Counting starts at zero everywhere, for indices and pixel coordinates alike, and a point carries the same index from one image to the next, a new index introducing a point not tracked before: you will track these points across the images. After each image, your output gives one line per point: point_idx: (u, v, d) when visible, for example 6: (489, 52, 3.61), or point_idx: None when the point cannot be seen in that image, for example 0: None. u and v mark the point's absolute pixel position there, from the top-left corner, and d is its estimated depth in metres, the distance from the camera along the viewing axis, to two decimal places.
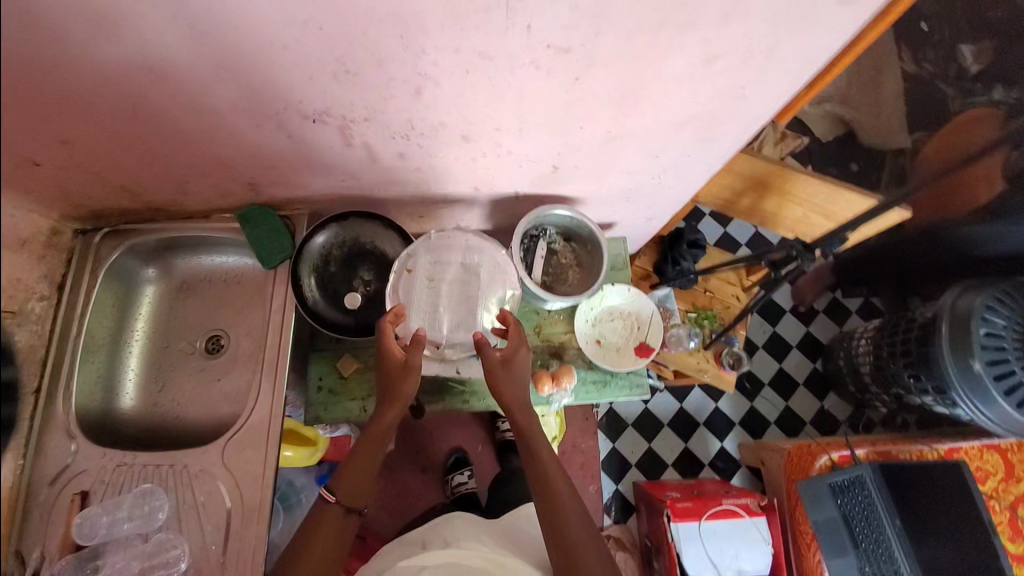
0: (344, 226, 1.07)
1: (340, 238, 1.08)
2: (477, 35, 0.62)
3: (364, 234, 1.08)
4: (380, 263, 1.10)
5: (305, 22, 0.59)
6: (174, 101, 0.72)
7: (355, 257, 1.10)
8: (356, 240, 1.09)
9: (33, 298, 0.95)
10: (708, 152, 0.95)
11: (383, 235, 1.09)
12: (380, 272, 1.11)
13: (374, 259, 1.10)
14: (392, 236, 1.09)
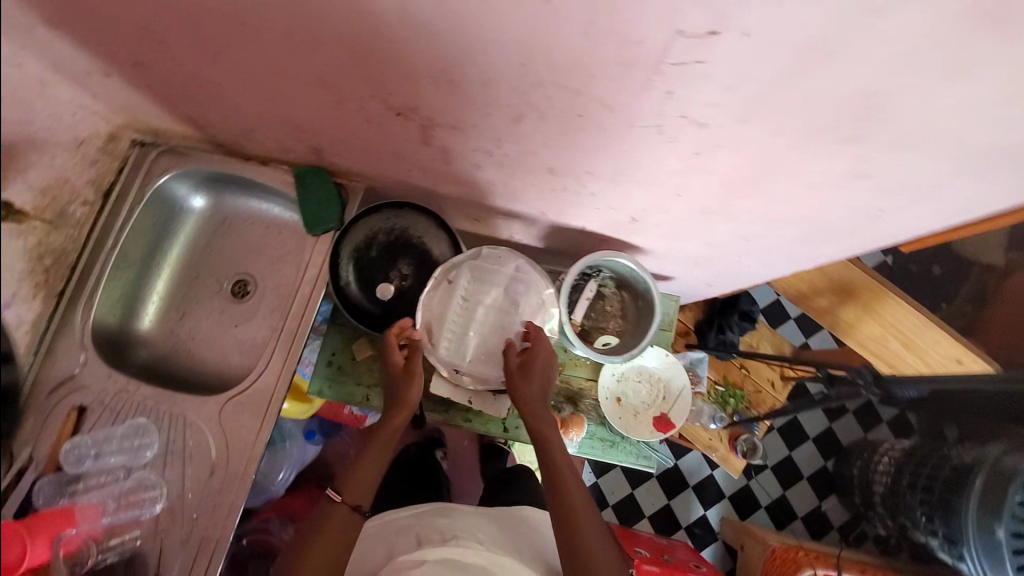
0: (396, 214, 1.02)
1: (388, 223, 1.03)
2: (607, 87, 0.53)
3: (414, 227, 1.03)
4: (421, 260, 1.04)
5: (420, 25, 0.51)
6: (258, 57, 0.65)
7: (398, 247, 1.04)
8: (404, 231, 1.03)
9: (76, 202, 0.93)
10: (806, 252, 0.85)
11: (433, 234, 1.03)
12: (420, 269, 1.04)
13: (417, 255, 1.04)
14: (442, 237, 1.03)
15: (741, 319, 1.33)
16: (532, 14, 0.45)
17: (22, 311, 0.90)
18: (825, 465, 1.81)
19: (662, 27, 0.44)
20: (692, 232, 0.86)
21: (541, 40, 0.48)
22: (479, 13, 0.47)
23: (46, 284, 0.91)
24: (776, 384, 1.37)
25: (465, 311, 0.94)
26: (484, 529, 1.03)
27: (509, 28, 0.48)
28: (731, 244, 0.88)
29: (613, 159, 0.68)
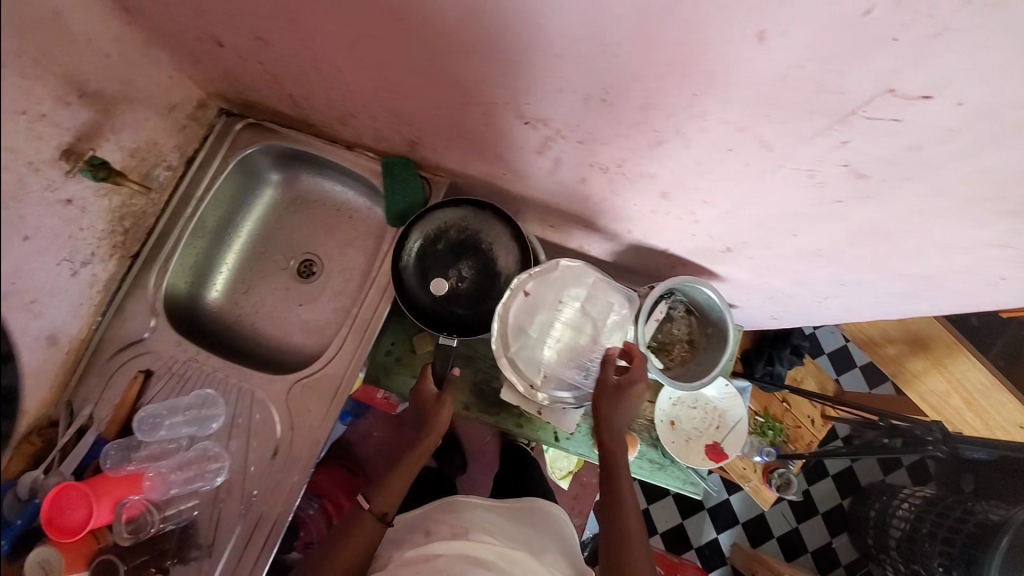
0: (475, 214, 0.97)
1: (464, 221, 0.98)
2: (778, 128, 0.52)
3: (489, 232, 0.98)
4: (485, 267, 0.99)
5: (602, 47, 0.49)
6: (395, 50, 0.63)
7: (467, 247, 0.99)
8: (478, 232, 0.99)
9: (160, 167, 0.95)
10: (898, 304, 0.84)
11: (505, 244, 0.97)
12: (482, 274, 0.99)
13: (482, 260, 0.99)
14: (513, 249, 0.97)
15: (792, 355, 1.31)
16: (735, 52, 0.45)
17: (98, 271, 0.90)
18: (840, 503, 1.80)
19: (869, 81, 0.43)
20: (787, 271, 0.84)
21: (731, 76, 0.47)
22: (677, 44, 0.46)
23: (123, 246, 0.93)
24: (817, 421, 1.35)
25: (543, 326, 0.93)
26: (500, 527, 0.99)
27: (703, 61, 0.47)
28: (824, 287, 0.87)
29: (741, 194, 0.67)
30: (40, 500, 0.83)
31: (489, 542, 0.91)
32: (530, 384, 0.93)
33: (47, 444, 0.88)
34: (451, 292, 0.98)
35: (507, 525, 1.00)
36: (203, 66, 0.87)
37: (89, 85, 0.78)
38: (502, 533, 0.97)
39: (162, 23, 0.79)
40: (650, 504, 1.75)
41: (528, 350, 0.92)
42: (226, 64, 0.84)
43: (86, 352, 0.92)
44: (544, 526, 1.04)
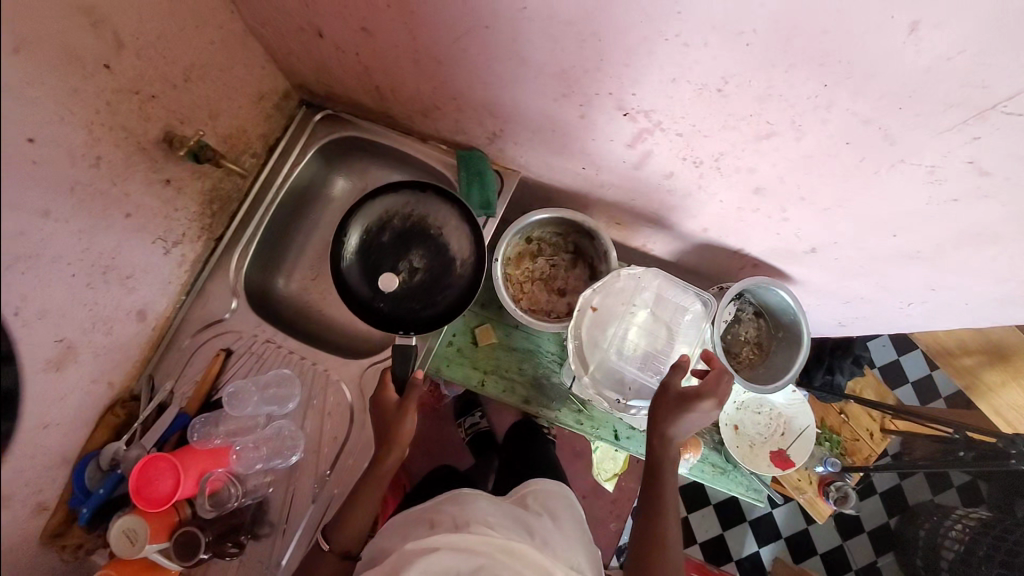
0: (416, 199, 0.97)
1: (407, 209, 0.97)
2: (906, 121, 0.52)
3: (434, 216, 0.96)
4: (437, 255, 0.97)
5: (736, 35, 0.50)
6: (506, 42, 0.65)
7: (413, 236, 0.98)
8: (423, 218, 0.97)
9: (247, 154, 0.98)
10: (987, 312, 0.82)
11: (455, 227, 0.96)
12: (432, 262, 0.96)
13: (434, 248, 0.97)
14: (462, 228, 0.95)
15: (853, 365, 1.28)
16: (881, 43, 0.45)
17: (187, 250, 0.93)
18: (887, 522, 1.66)
19: (1020, 75, 0.43)
20: (873, 272, 0.83)
21: (869, 67, 0.47)
22: (821, 32, 0.46)
23: (208, 229, 0.96)
24: (875, 435, 1.28)
25: (617, 336, 0.90)
26: (506, 517, 0.87)
27: (844, 51, 0.47)
28: (911, 291, 0.84)
29: (845, 190, 0.66)
30: (121, 470, 0.84)
31: (494, 536, 0.80)
32: (616, 400, 0.90)
33: (128, 417, 0.90)
34: (405, 286, 0.95)
35: (516, 517, 0.88)
36: (297, 56, 0.90)
37: (194, 69, 0.81)
38: (511, 525, 0.85)
39: (266, 14, 0.82)
40: (688, 512, 1.68)
41: (606, 365, 0.90)
42: (320, 54, 0.86)
43: (170, 329, 0.95)
44: (555, 515, 0.93)
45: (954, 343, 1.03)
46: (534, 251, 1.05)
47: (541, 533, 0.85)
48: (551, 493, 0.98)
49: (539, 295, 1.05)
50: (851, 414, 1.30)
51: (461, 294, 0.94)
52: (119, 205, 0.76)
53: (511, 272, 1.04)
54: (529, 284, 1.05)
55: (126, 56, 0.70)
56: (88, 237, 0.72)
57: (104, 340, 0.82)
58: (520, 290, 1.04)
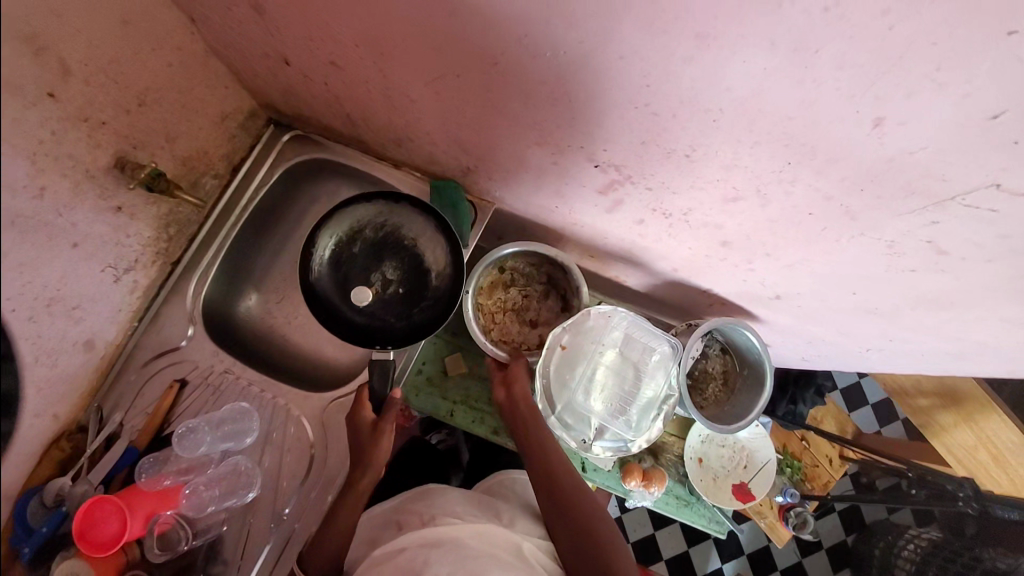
0: (389, 209, 0.94)
1: (379, 219, 0.96)
2: (868, 201, 0.53)
3: (409, 225, 0.95)
4: (411, 267, 0.96)
5: (704, 111, 0.49)
6: (478, 90, 0.63)
7: (387, 246, 0.97)
8: (397, 228, 0.96)
9: (207, 175, 0.94)
10: (940, 362, 0.85)
11: (430, 237, 0.95)
12: (406, 274, 0.96)
13: (408, 259, 0.96)
14: (437, 240, 0.94)
15: (815, 395, 1.30)
16: (846, 133, 0.45)
17: (139, 277, 0.89)
18: (845, 539, 1.72)
19: (977, 173, 0.45)
20: (836, 321, 0.85)
21: (833, 152, 0.48)
22: (786, 118, 0.46)
23: (164, 253, 0.92)
24: (835, 461, 1.31)
25: (585, 376, 0.90)
26: (474, 507, 0.89)
27: (810, 136, 0.47)
28: (872, 340, 0.86)
29: (809, 253, 0.66)
30: (67, 507, 0.80)
31: (463, 524, 0.81)
32: (582, 440, 0.90)
33: (74, 450, 0.85)
34: (378, 298, 0.94)
35: (485, 506, 0.90)
36: (264, 79, 0.86)
37: (149, 92, 0.77)
38: (479, 514, 0.87)
39: (230, 38, 0.78)
40: (654, 529, 1.70)
41: (573, 406, 0.89)
42: (288, 81, 0.83)
43: (120, 357, 0.91)
44: (524, 503, 0.95)
45: (911, 384, 1.12)
46: (507, 280, 1.01)
47: (507, 518, 0.89)
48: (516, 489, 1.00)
49: (510, 327, 1.00)
50: (812, 442, 1.33)
51: (437, 306, 0.93)
52: (65, 235, 0.71)
53: (482, 301, 0.99)
54: (501, 315, 1.00)
55: (72, 82, 0.65)
56: (32, 270, 0.68)
57: (48, 374, 0.78)
58: (491, 320, 0.99)
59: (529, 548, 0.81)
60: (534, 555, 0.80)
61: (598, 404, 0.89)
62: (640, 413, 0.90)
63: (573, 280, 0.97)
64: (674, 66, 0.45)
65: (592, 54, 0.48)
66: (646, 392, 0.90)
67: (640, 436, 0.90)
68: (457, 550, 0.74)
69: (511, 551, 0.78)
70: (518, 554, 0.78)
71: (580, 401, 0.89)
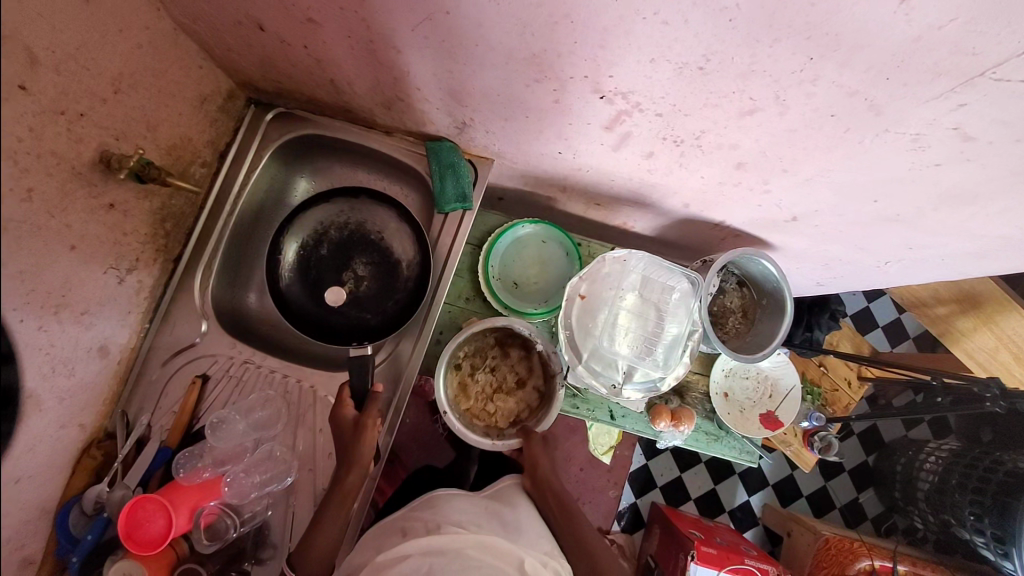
0: (350, 206, 1.00)
1: (342, 217, 1.01)
2: (893, 91, 0.50)
3: (371, 219, 1.00)
4: (381, 262, 1.00)
5: (719, 11, 0.46)
6: (470, 28, 0.59)
7: (353, 243, 1.01)
8: (360, 225, 1.01)
9: (194, 163, 0.90)
10: (960, 266, 0.84)
11: (393, 229, 1.00)
12: (376, 269, 1.00)
13: (377, 254, 1.00)
14: (401, 229, 0.99)
15: (830, 320, 1.30)
16: (871, 15, 0.43)
17: (143, 276, 0.87)
18: (866, 460, 1.76)
19: (1008, 42, 0.42)
20: (853, 235, 0.84)
21: (858, 39, 0.45)
22: (809, 5, 0.43)
23: (164, 250, 0.89)
24: (853, 384, 1.33)
25: (607, 323, 0.90)
26: (479, 513, 0.93)
27: (832, 23, 0.44)
28: (890, 249, 0.85)
29: (829, 162, 0.65)
30: (108, 512, 0.81)
31: (464, 534, 0.84)
32: (613, 386, 0.89)
33: (107, 457, 0.86)
34: (353, 295, 0.98)
35: (488, 513, 0.94)
36: (240, 54, 0.82)
37: (124, 78, 0.73)
38: (482, 523, 0.90)
39: (197, 8, 0.74)
40: (681, 472, 1.73)
41: (600, 352, 0.89)
42: (265, 50, 0.79)
43: (136, 361, 0.89)
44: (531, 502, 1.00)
45: (928, 294, 1.12)
46: (468, 372, 1.00)
47: (512, 527, 0.91)
48: (517, 487, 1.05)
49: (505, 405, 1.01)
50: (829, 366, 1.34)
51: (410, 294, 0.97)
52: (61, 236, 0.69)
53: (466, 408, 1.00)
54: (492, 401, 1.01)
55: (42, 72, 0.61)
56: (33, 277, 0.66)
57: (67, 383, 0.76)
58: (488, 412, 1.01)
59: (534, 562, 0.84)
60: (538, 569, 0.83)
61: (624, 347, 0.89)
62: (667, 352, 0.90)
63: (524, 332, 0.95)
64: None
65: None
66: (670, 331, 0.90)
67: (670, 374, 0.89)
68: (462, 563, 0.79)
69: (511, 561, 0.82)
70: (521, 568, 0.82)
71: (606, 346, 0.89)
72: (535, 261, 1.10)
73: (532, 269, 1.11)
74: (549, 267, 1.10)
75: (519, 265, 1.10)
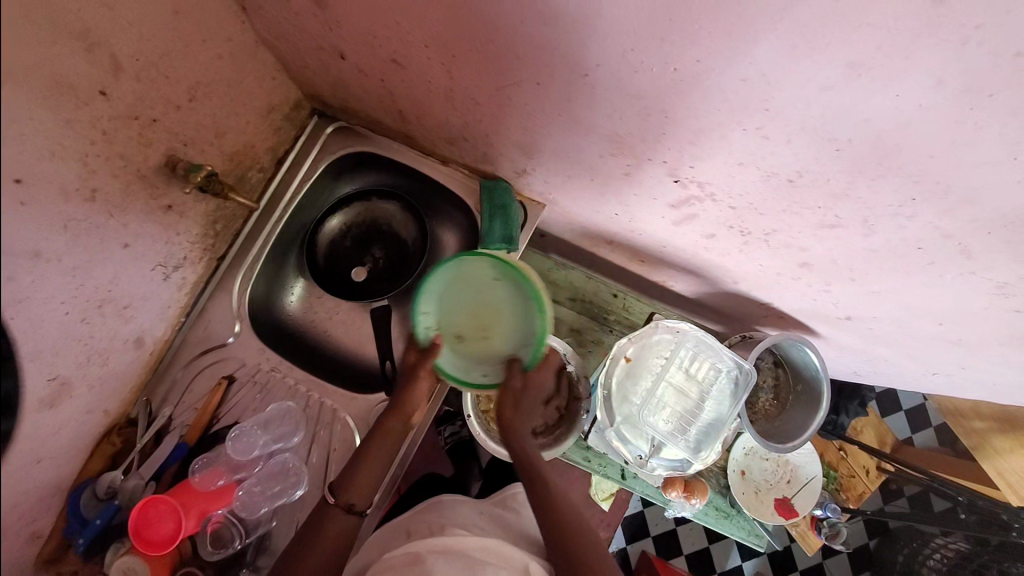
0: (366, 206, 1.03)
1: (358, 215, 1.03)
2: (992, 245, 0.48)
3: (386, 212, 1.03)
4: (396, 246, 1.03)
5: (826, 140, 0.45)
6: (556, 99, 0.58)
7: (373, 235, 1.04)
8: (378, 217, 1.03)
9: (253, 169, 0.90)
10: (1014, 394, 0.81)
11: (406, 221, 1.03)
12: (394, 253, 1.03)
13: (394, 243, 1.03)
14: (409, 219, 1.02)
15: (859, 407, 1.26)
16: (993, 178, 0.41)
17: (187, 273, 0.87)
18: (867, 543, 1.68)
19: None
20: (905, 345, 0.81)
21: (968, 192, 0.43)
22: (926, 155, 0.42)
23: (211, 248, 0.90)
24: (872, 473, 1.27)
25: (647, 392, 0.90)
26: (483, 521, 0.92)
27: (946, 175, 0.43)
28: (944, 366, 0.82)
29: (902, 282, 0.62)
30: (120, 499, 0.81)
31: (467, 534, 0.83)
32: (638, 456, 0.90)
33: (125, 444, 0.86)
34: (376, 279, 1.02)
35: (494, 521, 0.93)
36: (313, 71, 0.82)
37: (200, 87, 0.73)
38: (487, 529, 0.89)
39: (281, 28, 0.74)
40: (677, 525, 1.70)
41: (633, 420, 0.89)
42: (342, 75, 0.78)
43: (167, 353, 0.90)
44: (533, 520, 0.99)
45: (967, 406, 1.11)
46: None
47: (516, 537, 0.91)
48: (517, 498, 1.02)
49: None
50: (850, 452, 1.28)
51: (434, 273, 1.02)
52: (117, 235, 0.69)
53: (485, 409, 1.01)
54: None
55: (124, 79, 0.62)
56: (85, 272, 0.66)
57: (100, 372, 0.77)
58: None
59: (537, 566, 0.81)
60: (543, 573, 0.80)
61: (660, 422, 0.89)
62: (700, 434, 0.89)
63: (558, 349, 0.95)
64: (806, 93, 0.41)
65: (709, 75, 0.44)
66: (707, 414, 0.89)
67: (698, 457, 0.89)
68: (470, 564, 0.77)
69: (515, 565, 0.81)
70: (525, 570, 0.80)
71: (642, 417, 0.89)
72: (483, 303, 0.75)
73: (482, 317, 0.76)
74: (508, 316, 0.75)
75: (463, 314, 0.76)
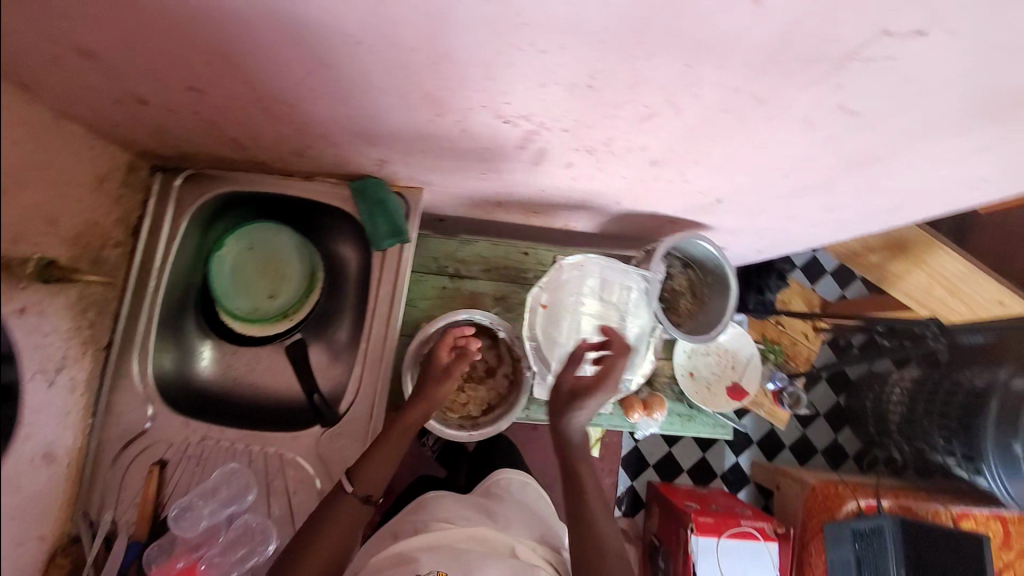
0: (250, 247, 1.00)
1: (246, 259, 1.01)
2: (775, 83, 0.52)
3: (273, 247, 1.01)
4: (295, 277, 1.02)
5: (590, 34, 0.47)
6: (355, 77, 0.58)
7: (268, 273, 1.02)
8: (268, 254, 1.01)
9: (109, 247, 0.86)
10: (879, 218, 0.89)
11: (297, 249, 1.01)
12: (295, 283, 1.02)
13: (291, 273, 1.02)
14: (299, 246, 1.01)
15: (779, 279, 1.32)
16: (734, 21, 0.44)
17: (76, 372, 0.82)
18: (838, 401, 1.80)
19: (865, 26, 0.44)
20: (775, 207, 0.86)
21: (724, 42, 0.46)
22: (671, 19, 0.44)
23: (92, 340, 0.85)
24: (809, 336, 1.40)
25: (572, 329, 0.94)
26: (470, 511, 0.93)
27: (699, 32, 0.45)
28: (813, 214, 0.88)
29: (734, 148, 0.66)
30: None
31: (455, 528, 0.84)
32: None
33: (75, 564, 0.82)
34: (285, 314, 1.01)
35: (476, 509, 0.94)
36: (131, 128, 0.78)
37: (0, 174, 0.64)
38: (471, 517, 0.90)
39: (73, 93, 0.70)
40: (670, 447, 1.76)
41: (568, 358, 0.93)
42: (158, 121, 0.75)
43: (87, 460, 0.86)
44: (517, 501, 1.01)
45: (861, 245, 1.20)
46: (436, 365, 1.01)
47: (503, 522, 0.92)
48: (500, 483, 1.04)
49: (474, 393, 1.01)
50: (785, 322, 1.39)
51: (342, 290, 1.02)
52: None
53: None
54: (461, 392, 1.01)
55: None
56: None
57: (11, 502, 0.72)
58: (459, 403, 1.00)
59: (525, 549, 0.84)
60: (530, 555, 0.83)
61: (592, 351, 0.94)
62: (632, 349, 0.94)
63: (482, 318, 0.97)
64: None
65: (458, 4, 0.44)
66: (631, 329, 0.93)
67: (637, 372, 0.93)
68: (456, 551, 0.78)
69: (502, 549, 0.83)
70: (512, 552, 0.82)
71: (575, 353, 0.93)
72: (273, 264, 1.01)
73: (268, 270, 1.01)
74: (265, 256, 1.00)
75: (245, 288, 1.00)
